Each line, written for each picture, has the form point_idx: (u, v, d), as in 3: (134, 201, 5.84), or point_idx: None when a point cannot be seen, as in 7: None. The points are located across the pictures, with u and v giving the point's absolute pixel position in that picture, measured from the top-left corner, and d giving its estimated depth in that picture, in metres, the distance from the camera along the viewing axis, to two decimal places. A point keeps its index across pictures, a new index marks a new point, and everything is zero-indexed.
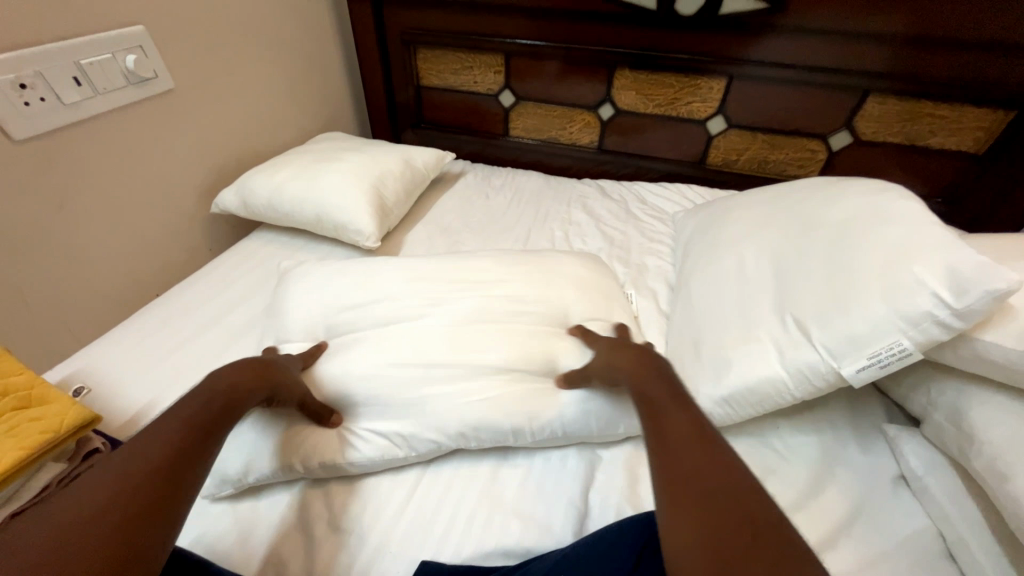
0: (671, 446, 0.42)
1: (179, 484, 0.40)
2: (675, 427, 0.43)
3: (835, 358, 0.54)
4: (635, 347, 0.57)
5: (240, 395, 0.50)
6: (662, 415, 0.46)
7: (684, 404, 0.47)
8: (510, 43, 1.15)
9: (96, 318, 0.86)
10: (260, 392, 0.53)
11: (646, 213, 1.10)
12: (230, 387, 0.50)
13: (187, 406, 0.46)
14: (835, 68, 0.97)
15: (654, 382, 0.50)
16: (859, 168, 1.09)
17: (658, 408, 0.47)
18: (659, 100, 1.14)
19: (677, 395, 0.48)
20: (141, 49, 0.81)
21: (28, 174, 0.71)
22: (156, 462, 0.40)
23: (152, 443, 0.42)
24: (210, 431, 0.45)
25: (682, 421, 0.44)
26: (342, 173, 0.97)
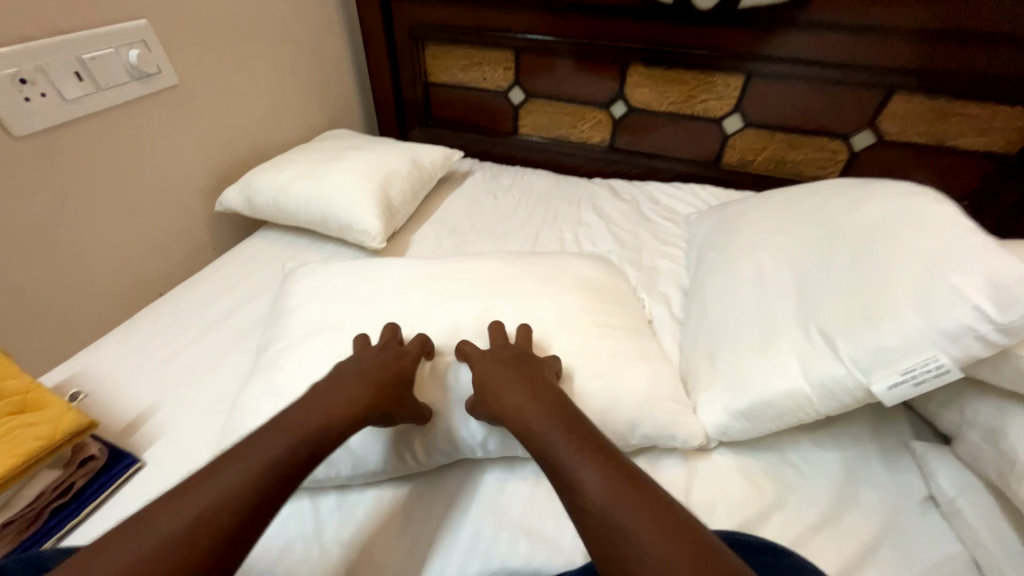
0: (596, 506, 0.38)
1: (251, 526, 0.38)
2: (588, 480, 0.40)
3: (864, 373, 0.51)
4: (501, 370, 0.53)
5: (364, 405, 0.49)
6: (571, 468, 0.41)
7: (592, 446, 0.43)
8: (520, 39, 1.12)
9: (98, 318, 0.85)
10: (384, 406, 0.51)
11: (658, 214, 1.07)
12: (327, 418, 0.46)
13: (309, 414, 0.46)
14: (860, 64, 0.93)
15: (559, 422, 0.46)
16: (882, 169, 1.05)
17: (560, 457, 0.43)
18: (674, 98, 1.10)
19: (568, 418, 0.46)
20: (144, 44, 0.80)
21: (31, 173, 0.70)
22: (235, 502, 0.38)
23: (242, 474, 0.40)
24: (301, 469, 0.43)
25: (596, 470, 0.40)
26: (349, 172, 0.95)
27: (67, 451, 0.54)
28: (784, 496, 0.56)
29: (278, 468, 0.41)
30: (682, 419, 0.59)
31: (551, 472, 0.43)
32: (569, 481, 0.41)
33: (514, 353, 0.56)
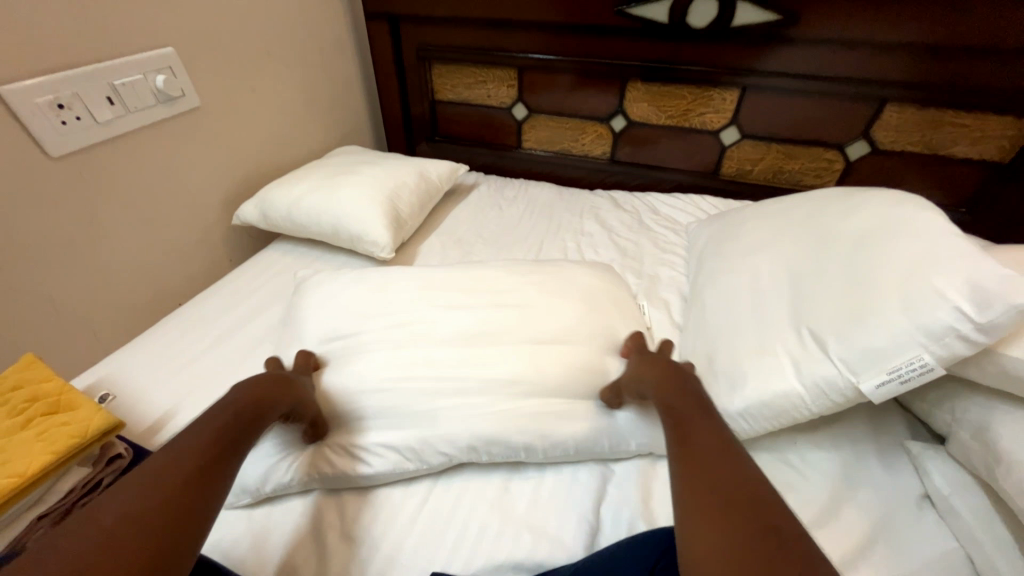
0: (691, 440, 0.45)
1: (215, 476, 0.43)
2: (697, 428, 0.47)
3: (853, 373, 0.53)
4: (661, 361, 0.60)
5: (263, 411, 0.53)
6: (688, 426, 0.47)
7: (700, 405, 0.50)
8: (522, 58, 1.17)
9: (122, 327, 0.89)
10: (281, 406, 0.55)
11: (659, 224, 1.10)
12: (256, 399, 0.53)
13: (214, 421, 0.48)
14: (851, 77, 0.96)
15: (678, 388, 0.53)
16: (878, 177, 1.08)
17: (680, 418, 0.49)
18: (672, 111, 1.14)
19: (700, 404, 0.50)
20: (169, 69, 0.85)
21: (67, 190, 0.75)
22: (193, 462, 0.43)
23: (192, 443, 0.45)
24: (238, 439, 0.48)
25: (699, 420, 0.48)
26: (359, 186, 0.99)
27: (96, 449, 0.57)
28: (781, 494, 0.58)
29: (223, 438, 0.47)
30: None
31: (666, 420, 0.50)
32: (677, 426, 0.48)
33: (667, 357, 0.62)
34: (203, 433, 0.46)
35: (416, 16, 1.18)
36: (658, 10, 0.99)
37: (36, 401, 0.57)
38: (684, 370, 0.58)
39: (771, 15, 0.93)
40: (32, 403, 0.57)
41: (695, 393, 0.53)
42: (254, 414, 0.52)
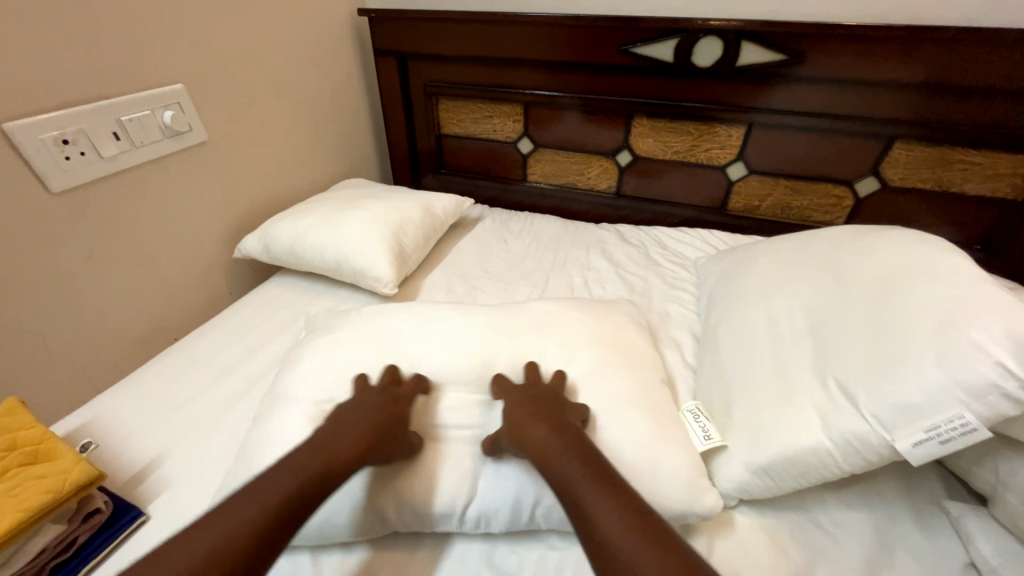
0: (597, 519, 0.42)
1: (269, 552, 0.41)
2: (596, 508, 0.43)
3: (887, 430, 0.49)
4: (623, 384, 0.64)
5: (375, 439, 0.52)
6: (587, 503, 0.44)
7: (585, 456, 0.49)
8: (528, 94, 1.18)
9: (115, 365, 0.86)
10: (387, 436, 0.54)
11: (667, 259, 1.08)
12: (330, 459, 0.48)
13: (336, 452, 0.49)
14: (858, 115, 0.96)
15: (573, 454, 0.49)
16: (888, 215, 1.06)
17: (573, 489, 0.46)
18: (678, 147, 1.14)
19: (597, 472, 0.47)
20: (178, 105, 0.85)
21: (70, 226, 0.74)
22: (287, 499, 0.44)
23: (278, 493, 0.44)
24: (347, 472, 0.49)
25: (596, 492, 0.44)
26: (365, 220, 0.98)
27: (73, 505, 0.53)
28: (812, 560, 0.53)
29: (294, 499, 0.44)
30: (701, 480, 0.56)
31: (572, 518, 0.44)
32: (587, 519, 0.43)
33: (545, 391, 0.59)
34: (277, 489, 0.44)
35: (424, 54, 1.20)
36: (663, 49, 1.00)
37: (12, 450, 0.54)
38: (562, 410, 0.56)
39: (777, 55, 0.93)
40: (6, 454, 0.53)
41: (588, 457, 0.48)
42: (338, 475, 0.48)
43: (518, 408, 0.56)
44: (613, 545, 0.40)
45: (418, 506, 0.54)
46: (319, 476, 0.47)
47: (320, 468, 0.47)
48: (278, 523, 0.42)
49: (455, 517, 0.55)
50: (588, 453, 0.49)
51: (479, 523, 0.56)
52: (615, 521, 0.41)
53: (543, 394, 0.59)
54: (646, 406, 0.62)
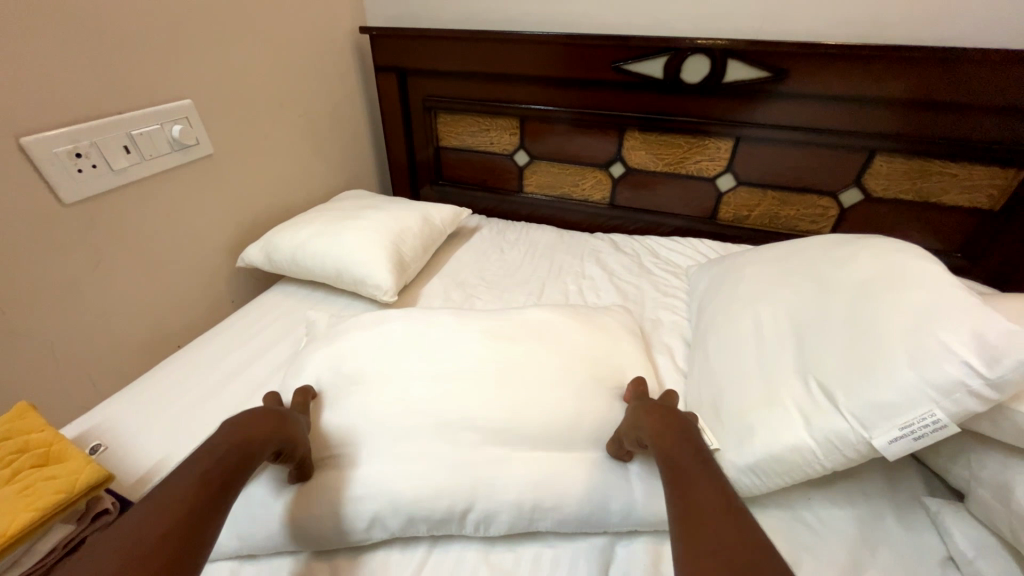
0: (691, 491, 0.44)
1: (210, 517, 0.42)
2: (695, 483, 0.45)
3: (864, 427, 0.52)
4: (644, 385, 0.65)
5: (251, 450, 0.50)
6: (689, 478, 0.46)
7: (695, 445, 0.52)
8: (524, 109, 1.22)
9: (119, 372, 0.88)
10: (270, 444, 0.53)
11: (659, 268, 1.11)
12: (243, 439, 0.50)
13: (204, 461, 0.46)
14: (840, 129, 1.00)
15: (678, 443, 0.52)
16: (872, 224, 1.10)
17: (680, 469, 0.48)
18: (669, 159, 1.18)
19: (702, 460, 0.49)
20: (186, 120, 0.88)
21: (80, 236, 0.76)
22: (190, 502, 0.41)
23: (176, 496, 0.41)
24: (231, 480, 0.46)
25: (696, 466, 0.48)
26: (365, 230, 1.01)
27: (81, 505, 0.55)
28: (797, 555, 0.55)
29: (219, 473, 0.46)
30: None
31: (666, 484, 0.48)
32: (680, 482, 0.46)
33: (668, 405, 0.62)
34: (195, 474, 0.44)
35: (424, 70, 1.24)
36: (653, 66, 1.05)
37: (24, 452, 0.55)
38: (684, 417, 0.57)
39: (761, 73, 0.98)
40: (18, 455, 0.55)
41: (697, 450, 0.51)
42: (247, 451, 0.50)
43: (646, 406, 0.60)
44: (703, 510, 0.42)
45: (415, 511, 0.57)
46: (235, 454, 0.49)
47: (234, 448, 0.49)
48: (211, 491, 0.44)
49: (454, 521, 0.58)
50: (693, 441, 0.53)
51: (478, 526, 0.58)
52: (709, 494, 0.43)
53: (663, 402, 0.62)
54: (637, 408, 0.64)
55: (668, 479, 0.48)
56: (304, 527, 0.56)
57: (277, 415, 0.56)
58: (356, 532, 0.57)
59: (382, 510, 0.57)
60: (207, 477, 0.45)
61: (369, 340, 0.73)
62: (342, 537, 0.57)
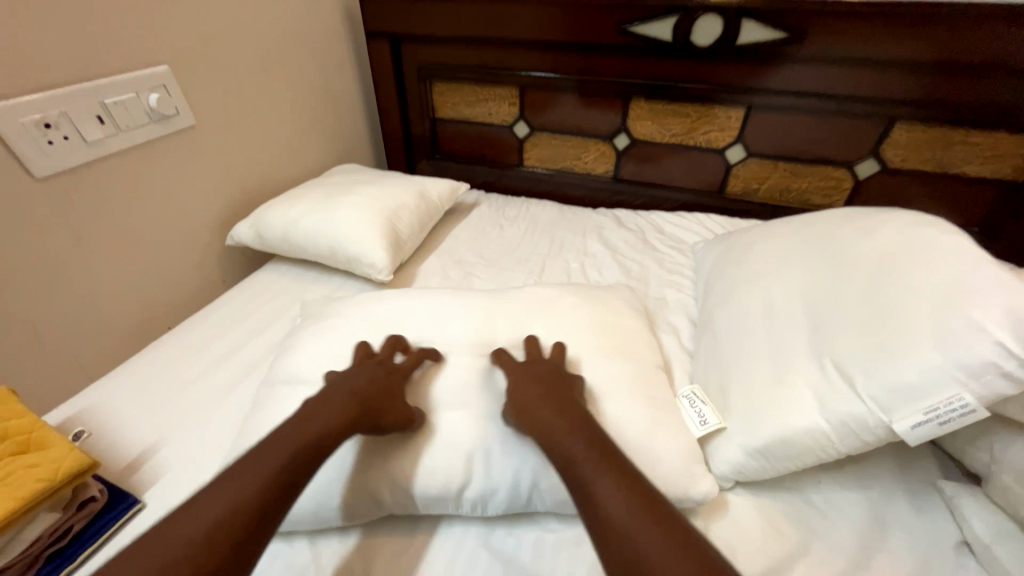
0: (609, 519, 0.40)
1: (263, 526, 0.41)
2: (607, 499, 0.41)
3: (884, 410, 0.49)
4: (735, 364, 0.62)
5: (336, 435, 0.49)
6: (597, 490, 0.43)
7: (592, 434, 0.49)
8: (525, 76, 1.16)
9: (110, 353, 0.85)
10: (356, 430, 0.51)
11: (665, 244, 1.07)
12: (326, 429, 0.49)
13: (275, 452, 0.45)
14: (859, 96, 0.95)
15: (576, 437, 0.48)
16: (887, 197, 1.05)
17: (585, 476, 0.44)
18: (676, 130, 1.12)
19: (611, 461, 0.45)
20: (164, 88, 0.83)
21: (55, 214, 0.72)
22: (239, 512, 0.40)
23: (228, 499, 0.40)
24: (296, 473, 0.45)
25: (597, 468, 0.44)
26: (359, 206, 0.97)
27: (68, 492, 0.53)
28: (807, 539, 0.54)
29: (288, 469, 0.44)
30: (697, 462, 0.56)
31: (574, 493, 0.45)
32: (586, 494, 0.43)
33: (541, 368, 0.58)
34: (258, 468, 0.43)
35: (418, 35, 1.17)
36: (662, 28, 0.98)
37: (4, 439, 0.53)
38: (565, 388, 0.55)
39: (778, 34, 0.91)
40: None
41: (604, 444, 0.48)
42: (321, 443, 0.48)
43: (526, 389, 0.55)
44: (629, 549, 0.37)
45: (411, 488, 0.54)
46: (308, 449, 0.46)
47: (309, 443, 0.47)
48: (270, 494, 0.42)
49: (450, 500, 0.55)
50: (592, 431, 0.49)
51: (476, 506, 0.55)
52: (628, 519, 0.39)
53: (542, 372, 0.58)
54: (642, 392, 0.62)
55: (577, 492, 0.44)
56: (300, 504, 0.53)
57: (374, 387, 0.55)
58: (349, 510, 0.54)
59: (381, 489, 0.54)
60: (274, 473, 0.43)
61: (362, 323, 0.70)
62: (338, 516, 0.54)
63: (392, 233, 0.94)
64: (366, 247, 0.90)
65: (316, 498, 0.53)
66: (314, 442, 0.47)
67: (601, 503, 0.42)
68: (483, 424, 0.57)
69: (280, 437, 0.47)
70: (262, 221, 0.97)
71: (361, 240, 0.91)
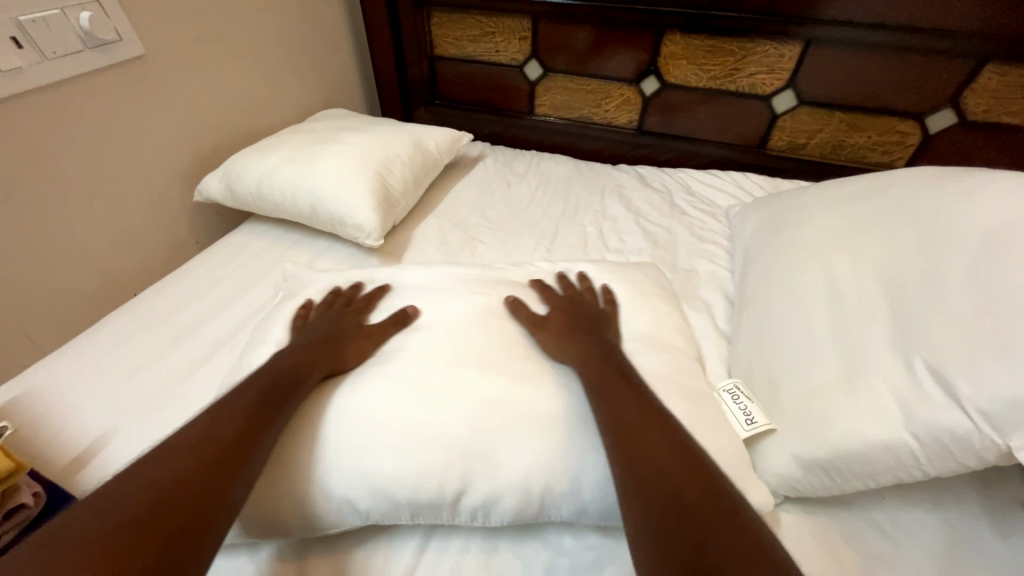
0: (628, 421, 0.43)
1: (228, 464, 0.39)
2: (620, 399, 0.46)
3: (995, 429, 0.39)
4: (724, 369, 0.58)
5: (298, 376, 0.49)
6: (611, 395, 0.46)
7: (602, 350, 0.52)
8: (538, 4, 0.98)
9: (64, 323, 0.76)
10: (319, 370, 0.50)
11: (695, 207, 0.94)
12: (287, 371, 0.49)
13: (234, 402, 0.44)
14: (948, 29, 0.78)
15: (584, 355, 0.51)
16: (958, 156, 0.90)
17: (596, 382, 0.48)
18: (715, 72, 0.96)
19: (624, 374, 0.49)
20: (100, 6, 0.68)
21: (12, 162, 0.64)
22: (194, 455, 0.39)
23: (183, 449, 0.39)
24: (262, 416, 0.44)
25: (610, 377, 0.49)
26: (343, 158, 0.83)
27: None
28: (871, 569, 0.45)
29: (249, 412, 0.44)
30: (744, 476, 0.47)
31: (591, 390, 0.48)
32: (604, 396, 0.46)
33: (584, 308, 0.59)
34: (223, 416, 0.43)
35: None
36: None
37: None
38: (604, 324, 0.57)
39: None
40: None
41: (615, 361, 0.51)
42: (291, 376, 0.48)
43: (561, 320, 0.56)
44: (645, 449, 0.41)
45: (398, 494, 0.45)
46: (283, 381, 0.48)
47: (269, 387, 0.47)
48: (234, 437, 0.41)
49: (445, 507, 0.46)
50: (618, 362, 0.51)
51: (476, 515, 0.47)
52: (649, 429, 0.43)
53: (579, 311, 0.58)
54: (676, 387, 0.51)
55: (593, 389, 0.48)
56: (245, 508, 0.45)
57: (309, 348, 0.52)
58: (324, 516, 0.46)
59: (356, 496, 0.45)
60: (235, 418, 0.43)
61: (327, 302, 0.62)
62: (311, 524, 0.46)
63: (383, 193, 0.81)
64: (355, 209, 0.78)
65: (285, 510, 0.45)
66: (279, 375, 0.48)
67: (616, 403, 0.45)
68: (485, 420, 0.47)
69: (233, 392, 0.46)
70: (233, 174, 0.84)
71: (348, 200, 0.78)
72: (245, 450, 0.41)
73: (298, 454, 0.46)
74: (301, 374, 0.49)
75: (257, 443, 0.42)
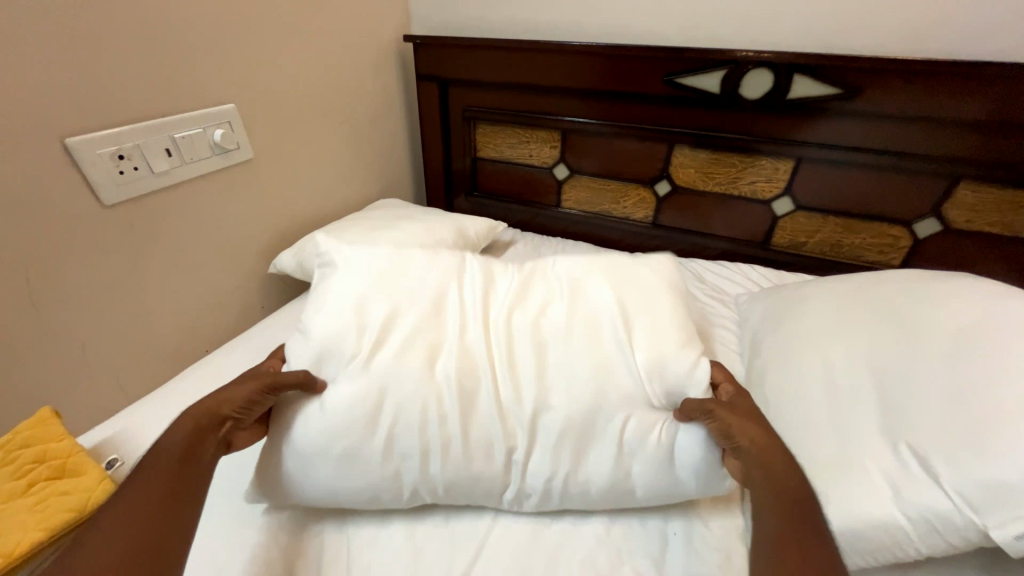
0: (799, 543, 0.46)
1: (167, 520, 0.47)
2: (812, 530, 0.47)
3: (975, 511, 0.45)
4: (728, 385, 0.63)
5: (200, 438, 0.54)
6: (804, 525, 0.47)
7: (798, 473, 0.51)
8: (567, 121, 1.17)
9: (148, 374, 0.87)
10: (217, 429, 0.56)
11: (706, 293, 1.03)
12: (189, 437, 0.53)
13: (154, 470, 0.50)
14: (920, 153, 0.91)
15: (787, 474, 0.51)
16: (948, 258, 0.99)
17: (789, 505, 0.49)
18: (720, 179, 1.10)
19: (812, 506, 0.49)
20: (228, 124, 0.87)
21: (55, 251, 0.69)
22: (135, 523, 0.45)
23: (123, 521, 0.45)
24: (181, 478, 0.50)
25: (798, 503, 0.49)
26: (397, 241, 0.98)
27: None
28: None
29: (172, 476, 0.50)
30: None
31: (778, 509, 0.49)
32: (789, 518, 0.48)
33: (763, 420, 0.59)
34: (143, 489, 0.48)
35: (464, 79, 1.22)
36: (709, 81, 0.99)
37: (41, 462, 0.54)
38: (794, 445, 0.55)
39: (833, 90, 0.90)
40: (35, 466, 0.54)
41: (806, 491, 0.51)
42: (194, 441, 0.54)
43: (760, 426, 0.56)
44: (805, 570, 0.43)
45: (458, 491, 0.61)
46: (186, 442, 0.53)
47: (181, 448, 0.52)
48: (168, 498, 0.48)
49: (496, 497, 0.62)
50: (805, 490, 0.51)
51: (515, 500, 0.62)
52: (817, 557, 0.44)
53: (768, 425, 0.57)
54: None
55: (784, 508, 0.49)
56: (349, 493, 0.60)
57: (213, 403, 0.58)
58: (405, 497, 0.61)
59: (430, 490, 0.61)
60: (159, 483, 0.49)
61: (405, 334, 0.63)
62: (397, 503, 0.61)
63: None
64: None
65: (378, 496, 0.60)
66: (191, 437, 0.54)
67: (798, 527, 0.47)
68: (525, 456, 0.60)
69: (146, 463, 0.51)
70: (304, 251, 0.99)
71: None
72: (177, 508, 0.48)
73: (386, 460, 0.58)
74: (203, 435, 0.54)
75: (187, 499, 0.49)
